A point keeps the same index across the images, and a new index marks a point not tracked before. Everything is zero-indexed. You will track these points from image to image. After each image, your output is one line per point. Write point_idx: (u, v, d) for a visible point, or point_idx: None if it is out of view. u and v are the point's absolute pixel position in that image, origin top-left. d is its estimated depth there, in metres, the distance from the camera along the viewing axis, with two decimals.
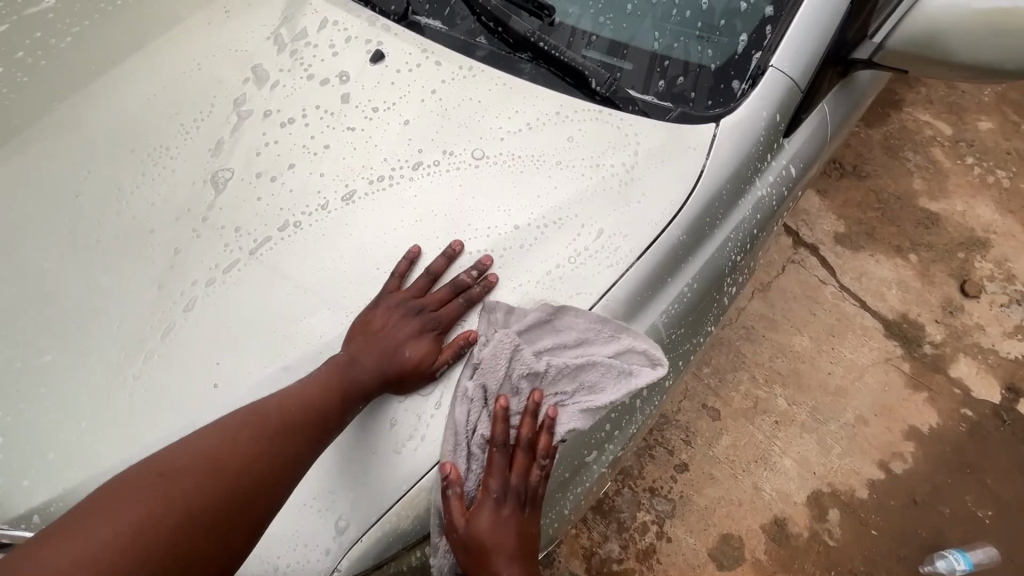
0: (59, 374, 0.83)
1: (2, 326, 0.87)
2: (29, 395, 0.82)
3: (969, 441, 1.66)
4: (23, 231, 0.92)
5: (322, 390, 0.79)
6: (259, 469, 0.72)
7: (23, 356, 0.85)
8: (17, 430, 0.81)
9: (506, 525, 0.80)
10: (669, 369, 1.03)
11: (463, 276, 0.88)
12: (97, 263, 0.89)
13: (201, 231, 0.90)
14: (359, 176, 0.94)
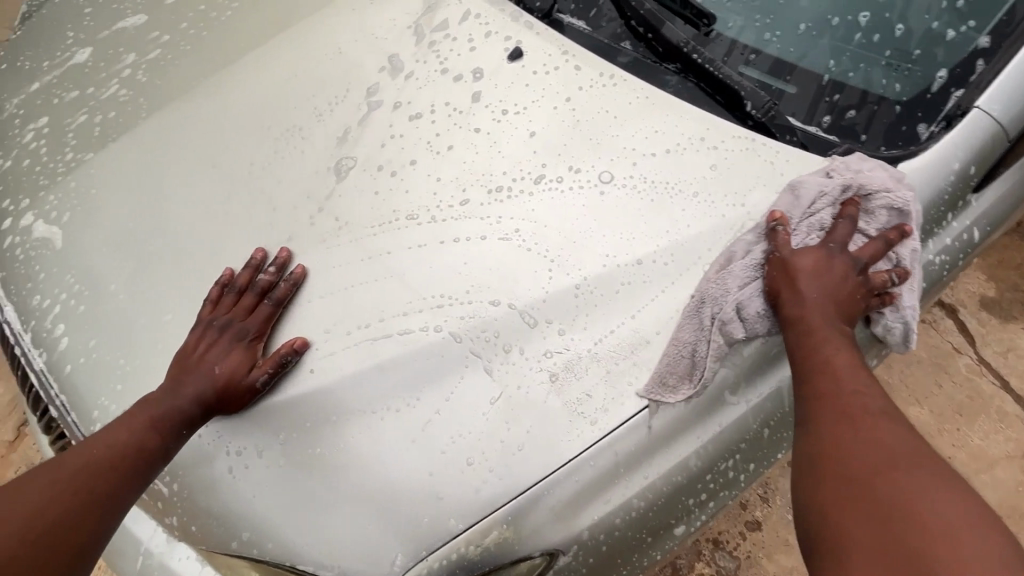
0: (179, 334, 0.88)
1: (132, 278, 0.93)
2: (148, 346, 0.88)
3: None
4: (161, 191, 0.97)
5: (120, 425, 0.80)
6: (58, 513, 0.72)
7: (148, 311, 0.90)
8: (135, 380, 0.87)
9: (834, 270, 0.79)
10: (784, 442, 0.90)
11: (263, 277, 0.87)
12: (221, 234, 0.92)
13: (317, 220, 0.91)
14: (478, 184, 0.89)
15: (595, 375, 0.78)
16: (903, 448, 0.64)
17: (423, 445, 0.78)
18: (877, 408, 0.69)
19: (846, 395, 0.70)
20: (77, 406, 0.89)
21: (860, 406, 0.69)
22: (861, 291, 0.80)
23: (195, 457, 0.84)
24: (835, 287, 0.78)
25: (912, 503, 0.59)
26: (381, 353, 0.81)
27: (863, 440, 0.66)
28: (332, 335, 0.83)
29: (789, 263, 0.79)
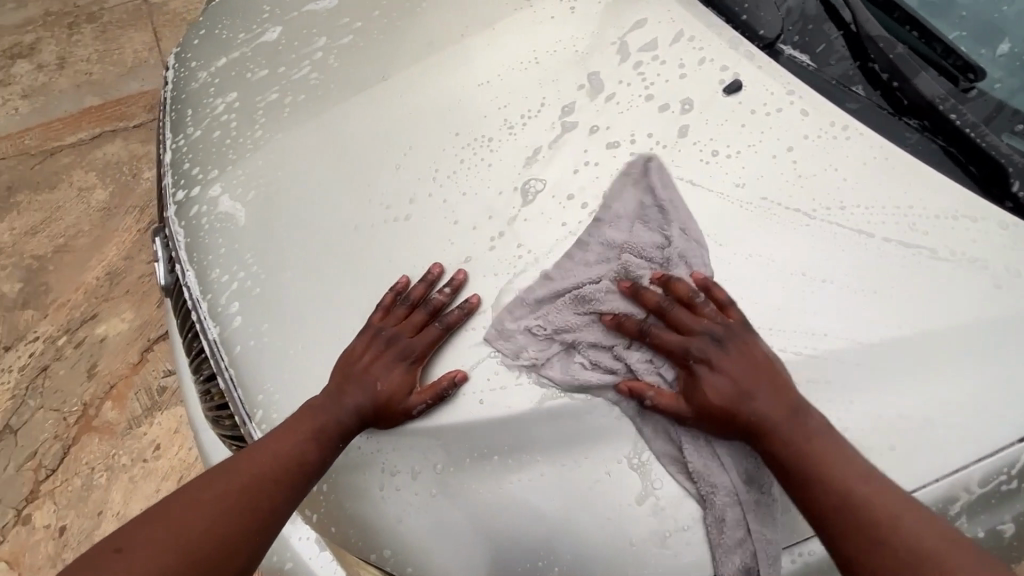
0: (348, 333, 0.89)
1: (307, 267, 0.93)
2: (318, 339, 0.89)
3: None
4: (342, 184, 0.97)
5: (283, 440, 0.83)
6: (225, 530, 0.79)
7: (320, 305, 0.91)
8: (303, 371, 0.89)
9: (721, 377, 0.76)
10: None
11: (436, 298, 0.86)
12: (397, 238, 0.91)
13: (497, 243, 0.87)
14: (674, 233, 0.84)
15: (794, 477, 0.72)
16: (871, 492, 0.69)
17: (589, 512, 0.73)
18: (834, 454, 0.71)
19: (804, 480, 0.71)
20: (243, 386, 0.91)
21: (818, 480, 0.70)
22: (736, 340, 0.77)
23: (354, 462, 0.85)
24: (746, 378, 0.75)
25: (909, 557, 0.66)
26: (564, 405, 0.77)
27: (840, 523, 0.69)
28: (509, 371, 0.80)
29: (698, 403, 0.75)
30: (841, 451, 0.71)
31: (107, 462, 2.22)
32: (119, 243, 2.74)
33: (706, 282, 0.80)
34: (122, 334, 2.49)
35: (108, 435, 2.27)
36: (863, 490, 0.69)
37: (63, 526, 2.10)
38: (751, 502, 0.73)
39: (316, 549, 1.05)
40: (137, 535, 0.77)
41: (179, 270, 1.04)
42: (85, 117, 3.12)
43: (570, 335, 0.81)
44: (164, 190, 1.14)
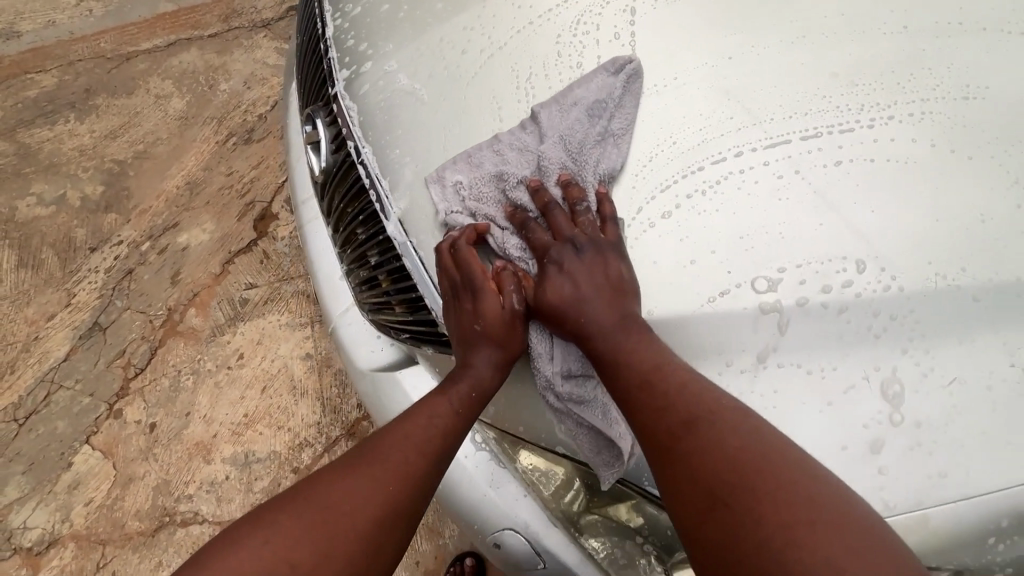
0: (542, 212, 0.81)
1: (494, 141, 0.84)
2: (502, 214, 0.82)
3: None
4: (534, 60, 0.87)
5: (436, 405, 0.82)
6: (402, 482, 0.77)
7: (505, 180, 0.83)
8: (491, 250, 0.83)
9: (551, 274, 0.78)
10: None
11: (537, 234, 0.80)
12: (599, 114, 0.82)
13: (725, 128, 0.77)
14: (946, 119, 0.74)
15: None
16: (684, 394, 0.68)
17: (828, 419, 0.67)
18: (641, 344, 0.72)
19: (617, 354, 0.72)
20: (437, 271, 0.88)
21: (635, 359, 0.71)
22: (590, 238, 0.77)
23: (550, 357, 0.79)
24: (588, 284, 0.75)
25: (714, 453, 0.64)
26: (808, 313, 0.69)
27: (651, 415, 0.69)
28: (756, 276, 0.71)
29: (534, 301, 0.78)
30: (659, 346, 0.72)
31: (193, 366, 2.26)
32: (198, 153, 2.70)
33: (565, 184, 0.81)
34: (205, 245, 2.49)
35: (193, 340, 2.30)
36: (666, 384, 0.69)
37: (152, 423, 2.16)
38: (581, 402, 0.79)
39: (469, 449, 0.94)
40: (319, 487, 0.75)
41: (353, 149, 0.98)
42: (159, 23, 3.02)
43: (468, 211, 0.85)
44: (326, 66, 1.06)
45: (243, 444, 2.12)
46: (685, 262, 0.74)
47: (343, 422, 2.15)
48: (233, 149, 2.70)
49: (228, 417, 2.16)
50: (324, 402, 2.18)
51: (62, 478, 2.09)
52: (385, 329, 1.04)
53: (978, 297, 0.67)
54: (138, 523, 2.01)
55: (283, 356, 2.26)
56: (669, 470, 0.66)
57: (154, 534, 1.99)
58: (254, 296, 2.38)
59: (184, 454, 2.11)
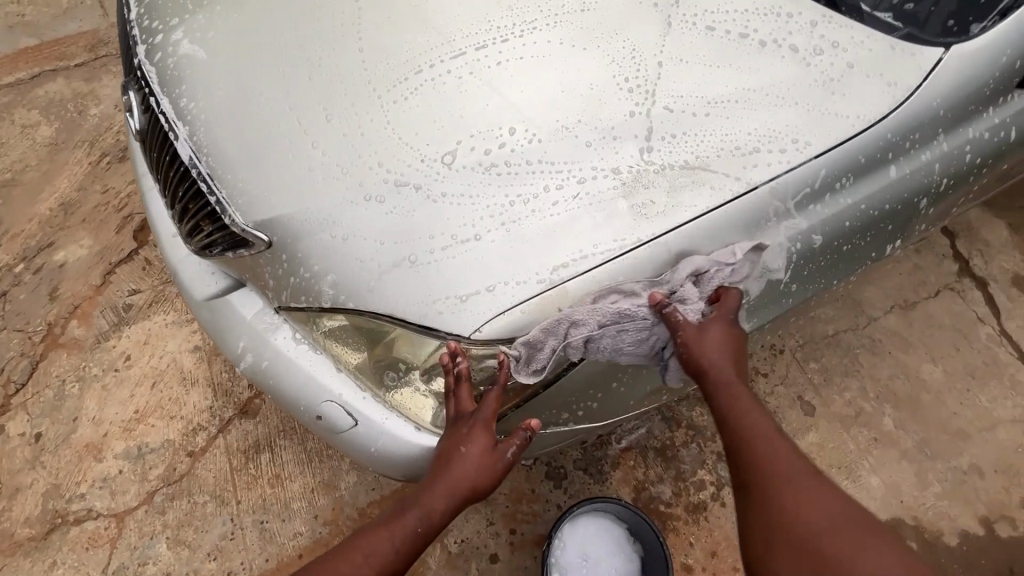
0: (290, 126, 1.02)
1: (254, 80, 1.06)
2: (262, 132, 1.04)
3: (960, 513, 1.90)
4: (281, 15, 1.09)
5: (388, 535, 1.00)
6: None
7: (264, 108, 1.05)
8: (255, 160, 1.04)
9: (711, 332, 0.93)
10: (782, 297, 1.02)
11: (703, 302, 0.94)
12: (328, 49, 1.04)
13: (419, 48, 1.02)
14: (569, 24, 1.01)
15: (662, 189, 0.92)
16: (796, 463, 0.86)
17: (490, 238, 0.92)
18: (750, 410, 0.92)
19: (729, 407, 0.93)
20: (221, 183, 1.07)
21: (748, 422, 0.91)
22: (737, 337, 0.96)
23: (305, 235, 0.99)
24: (731, 362, 0.95)
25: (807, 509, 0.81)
26: (470, 166, 0.94)
27: (755, 462, 0.88)
28: (443, 150, 0.95)
29: (693, 337, 0.92)
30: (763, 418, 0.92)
31: (78, 373, 2.15)
32: (71, 174, 2.60)
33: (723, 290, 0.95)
34: (84, 259, 2.38)
35: (77, 349, 2.19)
36: (769, 445, 0.89)
37: (38, 432, 2.06)
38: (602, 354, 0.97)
39: (294, 343, 1.21)
40: None
41: (155, 103, 1.17)
42: (19, 54, 2.89)
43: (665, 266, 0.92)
44: (135, 41, 1.25)
45: (136, 438, 2.03)
46: (387, 146, 0.97)
47: (236, 402, 2.09)
48: (108, 168, 2.61)
49: (118, 415, 2.07)
50: (215, 387, 2.11)
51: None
52: (202, 252, 1.22)
53: (589, 140, 0.94)
54: (29, 529, 1.92)
55: (170, 352, 2.17)
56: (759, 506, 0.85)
57: (45, 538, 1.90)
58: (138, 301, 2.28)
59: (74, 457, 2.02)
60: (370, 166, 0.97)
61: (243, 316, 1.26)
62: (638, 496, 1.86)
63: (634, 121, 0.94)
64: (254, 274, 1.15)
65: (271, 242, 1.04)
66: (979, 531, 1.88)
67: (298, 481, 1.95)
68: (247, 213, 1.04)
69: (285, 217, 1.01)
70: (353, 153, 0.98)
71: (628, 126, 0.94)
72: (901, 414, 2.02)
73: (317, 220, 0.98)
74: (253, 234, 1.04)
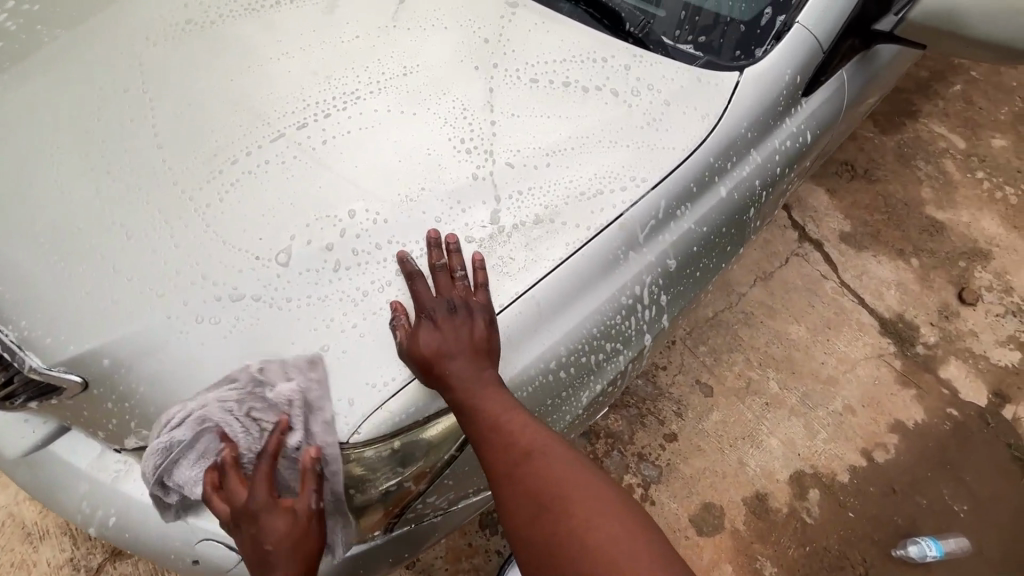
0: (90, 246, 0.87)
1: (35, 199, 0.90)
2: (53, 258, 0.88)
3: (846, 450, 2.13)
4: (58, 119, 0.94)
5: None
6: None
7: (52, 230, 0.89)
8: (48, 291, 0.86)
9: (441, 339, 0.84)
10: (657, 321, 1.06)
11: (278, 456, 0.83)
12: (126, 154, 0.92)
13: (235, 139, 0.94)
14: (395, 91, 0.98)
15: (519, 244, 0.91)
16: (532, 437, 0.81)
17: (347, 334, 0.85)
18: (489, 397, 0.83)
19: (476, 413, 0.82)
20: (8, 322, 0.87)
21: (496, 421, 0.82)
22: (464, 322, 0.85)
23: (126, 365, 0.84)
24: (452, 341, 0.84)
25: (544, 483, 0.77)
26: (309, 259, 0.88)
27: (496, 455, 0.81)
28: (278, 248, 0.88)
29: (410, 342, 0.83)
30: (506, 398, 0.84)
31: None
32: None
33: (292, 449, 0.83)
34: None
35: None
36: (509, 422, 0.82)
37: None
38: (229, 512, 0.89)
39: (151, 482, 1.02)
40: None
41: None
42: None
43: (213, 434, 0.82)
44: None
45: None
46: (211, 251, 0.87)
47: None
48: None
49: None
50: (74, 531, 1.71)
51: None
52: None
53: (436, 210, 0.91)
54: None
55: (3, 504, 1.63)
56: (508, 489, 0.79)
57: None
58: None
59: None
60: (194, 277, 0.86)
61: (78, 466, 1.04)
62: None
63: (476, 181, 0.93)
64: (76, 419, 0.95)
65: (87, 382, 0.86)
66: (864, 461, 2.12)
67: None
68: (48, 355, 0.85)
69: (98, 351, 0.84)
70: (167, 269, 0.86)
71: (472, 187, 0.92)
72: (783, 375, 2.24)
73: (139, 348, 0.83)
74: (61, 375, 0.85)
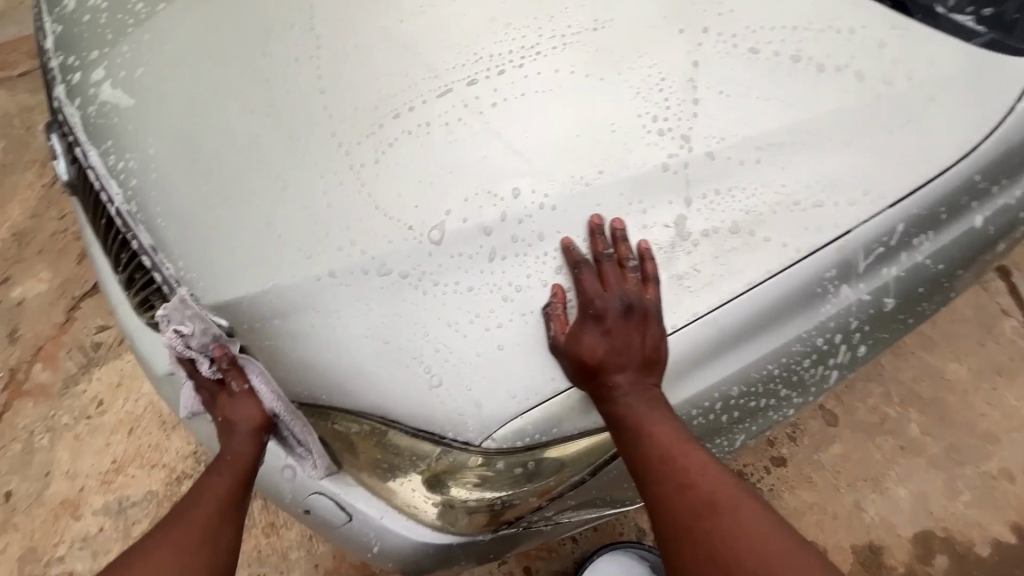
0: (252, 194, 0.87)
1: (204, 137, 0.90)
2: (218, 200, 0.88)
3: (998, 522, 1.70)
4: (232, 53, 0.92)
5: (234, 483, 0.91)
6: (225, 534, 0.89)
7: (218, 171, 0.89)
8: (210, 232, 0.88)
9: (593, 339, 0.74)
10: (845, 364, 0.88)
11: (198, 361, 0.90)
12: (290, 98, 0.88)
13: (400, 89, 0.85)
14: (583, 49, 0.83)
15: (707, 253, 0.75)
16: (712, 478, 0.68)
17: (497, 331, 0.78)
18: (658, 422, 0.71)
19: (643, 441, 0.70)
20: (171, 256, 0.90)
21: (667, 452, 0.70)
22: (627, 324, 0.74)
23: (281, 324, 0.84)
24: (615, 348, 0.73)
25: (731, 538, 0.64)
26: (464, 239, 0.79)
27: (667, 494, 0.68)
28: (432, 222, 0.80)
29: (566, 344, 0.74)
30: (677, 426, 0.72)
31: (47, 424, 1.70)
32: None
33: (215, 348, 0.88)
34: (44, 295, 1.82)
35: (45, 398, 1.72)
36: (686, 460, 0.69)
37: (9, 490, 1.64)
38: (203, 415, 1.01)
39: None
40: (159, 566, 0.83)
41: (81, 154, 0.98)
42: None
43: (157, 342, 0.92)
44: (52, 74, 1.05)
45: (116, 492, 1.64)
46: (362, 218, 0.82)
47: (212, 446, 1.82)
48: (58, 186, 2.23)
49: (94, 466, 1.66)
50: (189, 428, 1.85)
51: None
52: (154, 326, 1.03)
53: (613, 200, 0.78)
54: None
55: (145, 392, 1.74)
56: (684, 544, 0.66)
57: None
58: (107, 338, 1.78)
59: (49, 517, 1.62)
60: (343, 242, 0.82)
61: None
62: None
63: (666, 174, 0.78)
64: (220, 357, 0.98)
65: (234, 329, 0.87)
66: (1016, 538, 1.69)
67: (296, 527, 1.62)
68: (203, 295, 0.87)
69: (250, 300, 0.85)
70: (319, 230, 0.83)
71: (659, 180, 0.78)
72: (930, 418, 1.80)
73: (288, 305, 0.83)
74: (214, 318, 0.87)
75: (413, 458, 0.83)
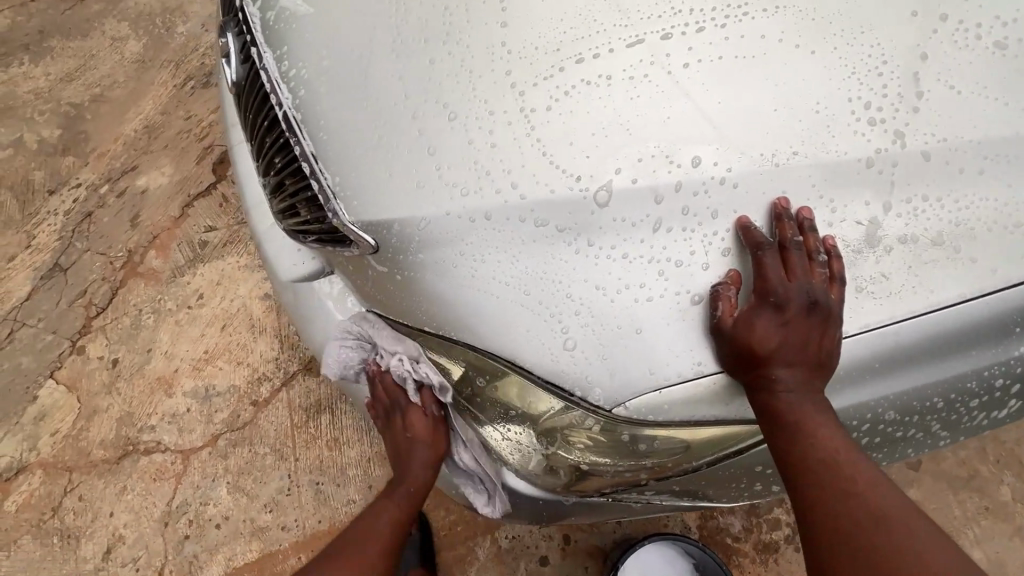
0: (416, 121, 0.86)
1: (379, 56, 0.90)
2: (382, 122, 0.88)
3: None
4: None
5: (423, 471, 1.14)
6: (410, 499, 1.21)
7: (387, 93, 0.88)
8: (371, 152, 0.88)
9: (766, 329, 0.71)
10: (1010, 411, 0.81)
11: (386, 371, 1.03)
12: (470, 29, 0.86)
13: (587, 36, 0.81)
14: (797, 18, 0.76)
15: (899, 260, 0.70)
16: (879, 492, 0.66)
17: (650, 303, 0.75)
18: (822, 425, 0.70)
19: (806, 441, 0.69)
20: (331, 169, 0.91)
21: (830, 456, 0.68)
22: (806, 322, 0.70)
23: (428, 250, 0.84)
24: (787, 342, 0.71)
25: (902, 554, 0.61)
26: (632, 203, 0.76)
27: (827, 497, 0.67)
28: (599, 181, 0.77)
29: (735, 326, 0.71)
30: (840, 435, 0.70)
31: (154, 307, 1.83)
32: None
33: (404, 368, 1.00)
34: (164, 188, 1.94)
35: (154, 282, 1.85)
36: (851, 470, 0.67)
37: (115, 358, 1.79)
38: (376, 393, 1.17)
39: None
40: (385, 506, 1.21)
41: (255, 55, 1.01)
42: None
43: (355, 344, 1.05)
44: None
45: (205, 378, 1.77)
46: (526, 163, 0.80)
47: None
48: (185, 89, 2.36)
49: (188, 352, 1.79)
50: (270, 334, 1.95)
51: (6, 412, 1.76)
52: (293, 235, 1.07)
53: (805, 186, 0.72)
54: (103, 451, 1.71)
55: (240, 294, 1.84)
56: (843, 550, 0.63)
57: (117, 463, 1.70)
58: (214, 239, 1.89)
59: (145, 389, 1.76)
60: (503, 185, 0.80)
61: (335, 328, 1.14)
62: (704, 524, 1.61)
63: (871, 169, 0.71)
64: (349, 273, 1.00)
65: (380, 249, 0.88)
66: None
67: (357, 448, 1.71)
68: (356, 212, 0.89)
69: (402, 226, 0.85)
70: (480, 169, 0.81)
71: (861, 173, 0.71)
72: None
73: (438, 238, 0.83)
74: (363, 236, 0.89)
75: (534, 406, 0.83)
